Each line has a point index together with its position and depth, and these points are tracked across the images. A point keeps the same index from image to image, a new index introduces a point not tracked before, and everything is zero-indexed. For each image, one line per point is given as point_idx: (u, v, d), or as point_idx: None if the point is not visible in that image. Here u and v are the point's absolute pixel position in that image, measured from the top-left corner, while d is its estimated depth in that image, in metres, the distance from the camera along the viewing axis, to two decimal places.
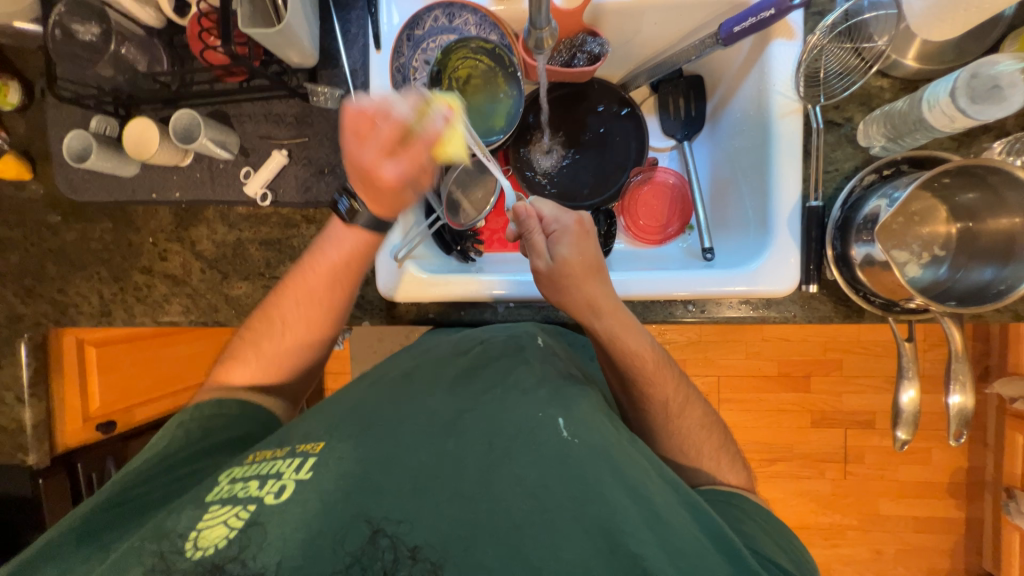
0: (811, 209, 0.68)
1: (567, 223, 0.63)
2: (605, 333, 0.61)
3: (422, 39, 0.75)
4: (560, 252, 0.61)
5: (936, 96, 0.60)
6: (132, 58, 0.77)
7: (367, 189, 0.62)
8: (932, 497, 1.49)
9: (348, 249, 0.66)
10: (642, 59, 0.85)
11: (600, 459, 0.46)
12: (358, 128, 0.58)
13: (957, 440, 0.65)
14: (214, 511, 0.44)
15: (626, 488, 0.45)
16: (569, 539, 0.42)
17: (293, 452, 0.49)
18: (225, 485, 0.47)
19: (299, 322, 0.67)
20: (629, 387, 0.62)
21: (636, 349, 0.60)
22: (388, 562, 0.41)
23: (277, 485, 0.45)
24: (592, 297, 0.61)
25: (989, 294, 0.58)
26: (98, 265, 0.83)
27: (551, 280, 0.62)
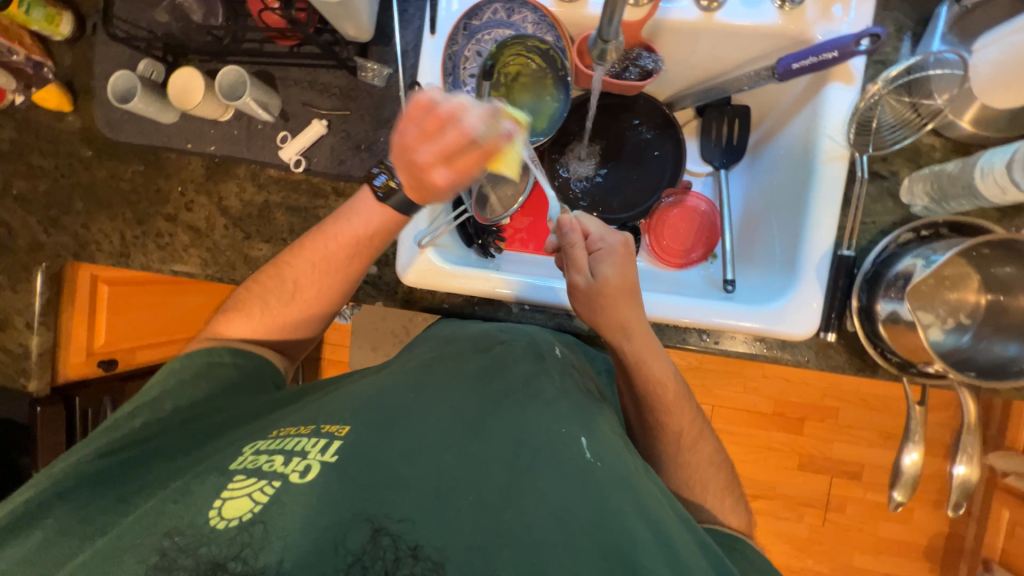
0: (842, 258, 0.67)
1: (613, 242, 0.62)
2: (632, 355, 0.62)
3: (478, 30, 0.75)
4: (602, 272, 0.61)
5: (992, 164, 0.59)
6: (189, 7, 0.79)
7: (410, 177, 0.60)
8: (907, 557, 1.48)
9: (373, 218, 0.66)
10: (692, 80, 0.84)
11: (621, 485, 0.46)
12: (424, 123, 0.56)
13: (955, 510, 0.65)
14: (240, 481, 0.45)
15: (645, 519, 0.44)
16: (585, 563, 0.41)
17: (319, 432, 0.49)
18: (250, 456, 0.48)
19: (309, 282, 0.68)
20: (645, 414, 0.64)
21: (659, 374, 0.63)
22: (388, 561, 0.40)
23: (301, 464, 0.46)
24: (625, 320, 0.61)
25: (1009, 372, 0.59)
26: (124, 206, 0.83)
27: (587, 297, 0.62)
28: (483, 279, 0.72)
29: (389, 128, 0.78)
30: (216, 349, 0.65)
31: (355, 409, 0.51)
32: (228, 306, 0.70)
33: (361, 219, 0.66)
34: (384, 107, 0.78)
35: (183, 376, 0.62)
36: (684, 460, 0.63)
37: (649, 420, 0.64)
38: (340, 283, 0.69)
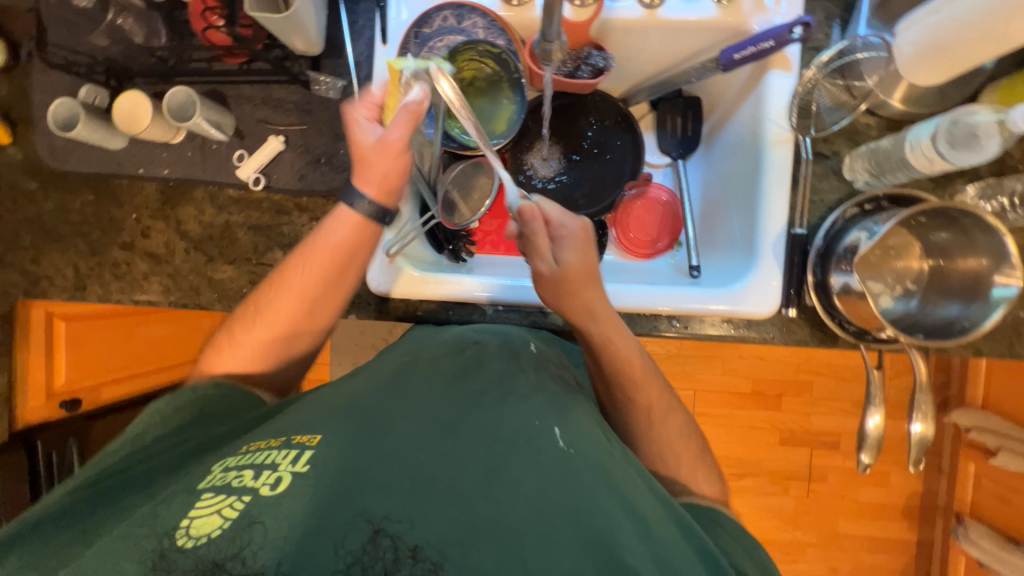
0: (795, 236, 0.71)
1: (573, 228, 0.63)
2: (599, 337, 0.63)
3: (430, 37, 0.75)
4: (564, 258, 0.62)
5: (919, 138, 0.63)
6: (129, 29, 0.76)
7: (371, 172, 0.65)
8: (887, 518, 1.55)
9: (347, 235, 0.67)
10: (644, 76, 0.87)
11: (595, 468, 0.47)
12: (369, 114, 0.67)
13: (916, 467, 0.68)
14: (209, 498, 0.44)
15: (622, 503, 0.45)
16: (564, 547, 0.42)
17: (289, 443, 0.48)
18: (219, 473, 0.46)
19: (296, 305, 0.67)
20: (615, 391, 0.66)
21: (625, 354, 0.64)
22: (388, 562, 0.40)
23: (272, 477, 0.45)
24: (590, 303, 0.63)
25: (954, 330, 0.62)
26: (76, 238, 0.80)
27: (551, 284, 0.63)
28: (456, 286, 0.72)
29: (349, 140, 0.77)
30: (199, 386, 0.63)
31: (328, 418, 0.51)
32: (216, 343, 0.69)
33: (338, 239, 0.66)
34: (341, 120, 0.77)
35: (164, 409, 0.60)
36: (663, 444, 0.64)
37: (619, 399, 0.66)
38: (326, 306, 0.69)
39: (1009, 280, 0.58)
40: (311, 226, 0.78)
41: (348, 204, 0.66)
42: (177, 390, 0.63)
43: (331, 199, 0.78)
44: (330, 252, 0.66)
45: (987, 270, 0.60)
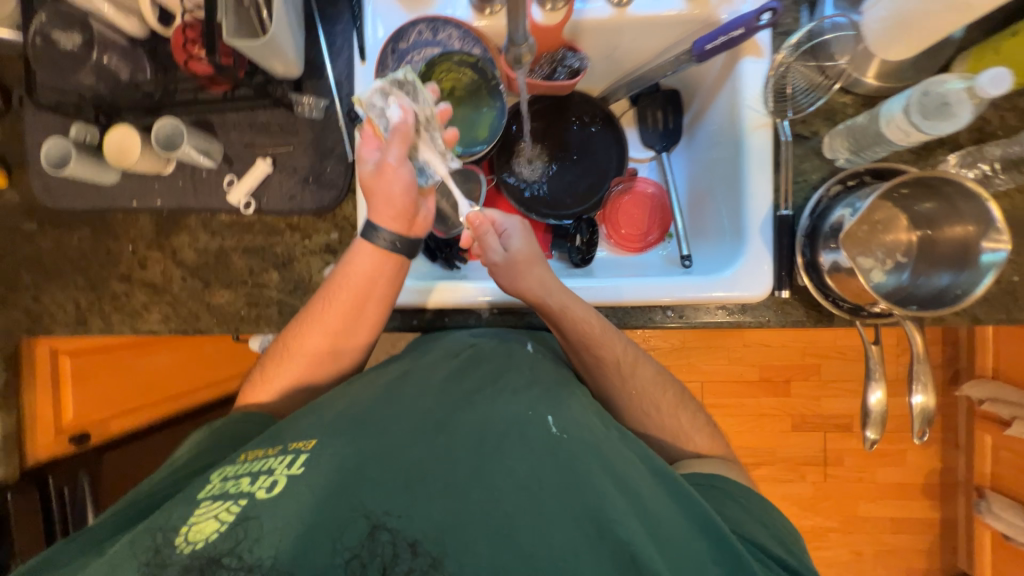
0: (782, 218, 0.71)
1: (515, 223, 0.70)
2: (556, 305, 0.64)
3: (406, 51, 0.77)
4: (512, 245, 0.67)
5: (891, 112, 0.63)
6: (114, 67, 0.76)
7: (381, 203, 0.66)
8: (909, 498, 1.53)
9: (367, 267, 0.66)
10: (621, 73, 0.88)
11: (590, 451, 0.48)
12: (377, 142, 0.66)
13: (921, 439, 0.68)
14: (206, 506, 0.44)
15: (615, 480, 0.47)
16: (558, 524, 0.44)
17: (287, 449, 0.48)
18: (218, 481, 0.47)
19: (322, 342, 0.67)
20: (583, 350, 0.65)
21: (583, 315, 0.64)
22: (388, 556, 0.42)
23: (268, 480, 0.45)
24: (542, 277, 0.65)
25: (946, 299, 0.62)
26: (74, 273, 0.82)
27: (507, 269, 0.65)
28: (461, 291, 0.72)
29: (334, 158, 0.79)
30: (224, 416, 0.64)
31: (327, 424, 0.50)
32: (254, 375, 0.70)
33: (357, 259, 0.66)
34: (327, 138, 0.79)
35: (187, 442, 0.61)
36: (665, 431, 0.65)
37: (589, 358, 0.65)
38: (354, 338, 0.69)
39: (997, 245, 0.58)
40: (304, 244, 0.80)
41: (365, 235, 0.67)
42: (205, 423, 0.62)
43: (322, 217, 0.80)
44: (354, 282, 0.66)
45: (974, 237, 0.60)
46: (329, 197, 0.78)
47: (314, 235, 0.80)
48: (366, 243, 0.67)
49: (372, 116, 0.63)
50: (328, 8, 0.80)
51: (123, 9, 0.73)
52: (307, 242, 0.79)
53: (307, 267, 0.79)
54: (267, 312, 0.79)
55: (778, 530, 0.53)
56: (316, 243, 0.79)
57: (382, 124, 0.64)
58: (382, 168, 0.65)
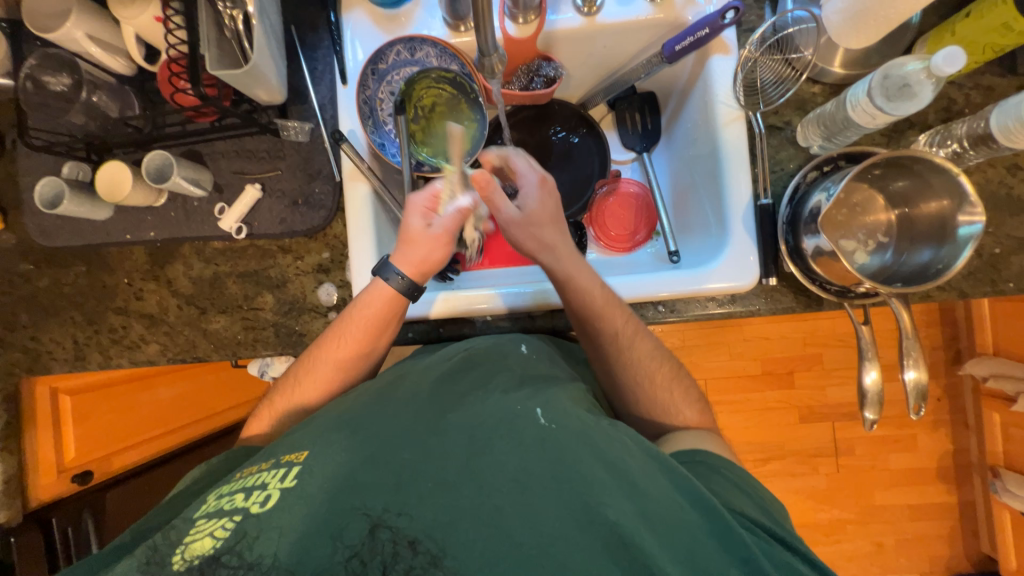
0: (762, 207, 0.72)
1: (533, 179, 0.70)
2: (562, 272, 0.66)
3: (387, 72, 0.81)
4: (525, 205, 0.69)
5: (857, 96, 0.65)
6: (104, 105, 0.79)
7: (416, 260, 0.67)
8: (924, 483, 1.51)
9: (375, 299, 0.67)
10: (597, 78, 0.90)
11: (578, 437, 0.48)
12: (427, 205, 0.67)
13: (919, 415, 0.68)
14: (201, 524, 0.45)
15: (603, 463, 0.46)
16: (549, 510, 0.44)
17: (279, 463, 0.50)
18: (213, 501, 0.48)
19: (332, 374, 0.68)
20: (582, 321, 0.66)
21: (587, 285, 0.65)
22: (388, 554, 0.42)
23: (262, 495, 0.46)
24: (551, 242, 0.67)
25: (929, 274, 0.63)
26: (71, 309, 0.83)
27: (518, 227, 0.68)
28: (458, 298, 0.74)
29: (322, 179, 0.80)
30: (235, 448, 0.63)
31: (316, 435, 0.52)
32: (261, 409, 0.70)
33: (368, 299, 0.67)
34: (314, 160, 0.81)
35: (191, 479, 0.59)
36: (665, 424, 0.65)
37: (588, 329, 0.66)
38: (361, 368, 0.69)
39: (973, 217, 0.59)
40: (296, 265, 0.81)
41: (378, 273, 0.67)
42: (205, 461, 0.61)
43: (313, 237, 0.81)
44: (366, 315, 0.67)
45: (951, 211, 0.61)
46: (318, 217, 0.80)
47: (306, 255, 0.81)
48: (380, 282, 0.67)
49: (443, 193, 0.68)
50: (309, 36, 0.83)
51: (110, 49, 0.76)
52: (299, 263, 0.80)
53: (301, 287, 0.80)
54: (263, 334, 0.80)
55: (759, 498, 0.52)
56: (308, 264, 0.81)
57: (448, 203, 0.68)
58: (438, 240, 0.67)
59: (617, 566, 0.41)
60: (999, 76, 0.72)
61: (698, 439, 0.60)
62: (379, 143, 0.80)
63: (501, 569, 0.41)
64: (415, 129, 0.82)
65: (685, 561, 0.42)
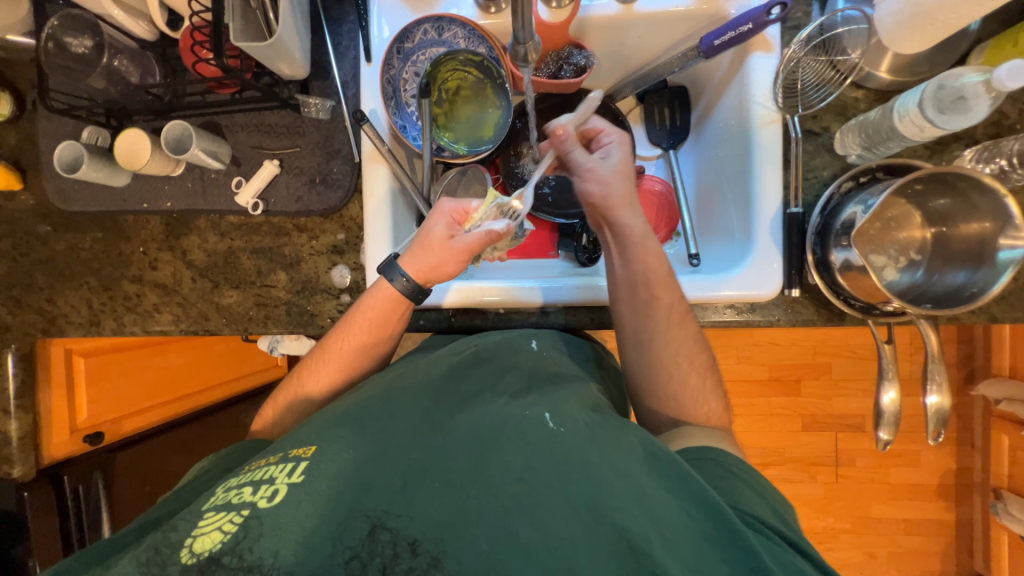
0: (793, 215, 0.69)
1: (618, 137, 0.69)
2: (639, 228, 0.65)
3: (412, 52, 0.78)
4: (610, 159, 0.67)
5: (906, 106, 0.62)
6: (124, 70, 0.77)
7: (424, 266, 0.65)
8: (924, 499, 1.50)
9: (378, 295, 0.66)
10: (628, 70, 0.87)
11: (587, 442, 0.48)
12: (454, 220, 0.66)
13: (936, 440, 0.67)
14: (210, 517, 0.45)
15: (610, 466, 0.46)
16: (555, 515, 0.43)
17: (287, 457, 0.50)
18: (221, 493, 0.48)
19: (337, 366, 0.67)
20: (639, 287, 0.65)
21: (655, 251, 0.65)
22: (388, 556, 0.42)
23: (269, 489, 0.46)
24: (633, 195, 0.66)
25: (963, 297, 0.61)
26: (87, 275, 0.83)
27: (598, 179, 0.66)
28: (470, 292, 0.73)
29: (341, 159, 0.79)
30: (244, 441, 0.64)
31: (323, 429, 0.52)
32: (272, 397, 0.70)
33: (374, 295, 0.66)
34: (333, 139, 0.79)
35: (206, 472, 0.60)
36: None
37: (642, 296, 0.65)
38: (366, 360, 0.69)
39: (1015, 242, 0.57)
40: (311, 245, 0.80)
41: (385, 272, 0.66)
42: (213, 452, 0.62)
43: (329, 217, 0.80)
44: (369, 314, 0.66)
45: (992, 233, 0.59)
46: (336, 197, 0.79)
47: (321, 236, 0.80)
48: (384, 282, 0.66)
49: (474, 212, 0.67)
50: (334, 9, 0.80)
51: (133, 13, 0.74)
52: (314, 243, 0.80)
53: (314, 268, 0.80)
54: (275, 312, 0.80)
55: (770, 498, 0.51)
56: (323, 244, 0.80)
57: (477, 223, 0.67)
58: (451, 253, 0.65)
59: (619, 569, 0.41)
60: None
61: (709, 437, 0.58)
62: (400, 125, 0.79)
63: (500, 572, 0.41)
64: (438, 112, 0.80)
65: (693, 569, 0.41)
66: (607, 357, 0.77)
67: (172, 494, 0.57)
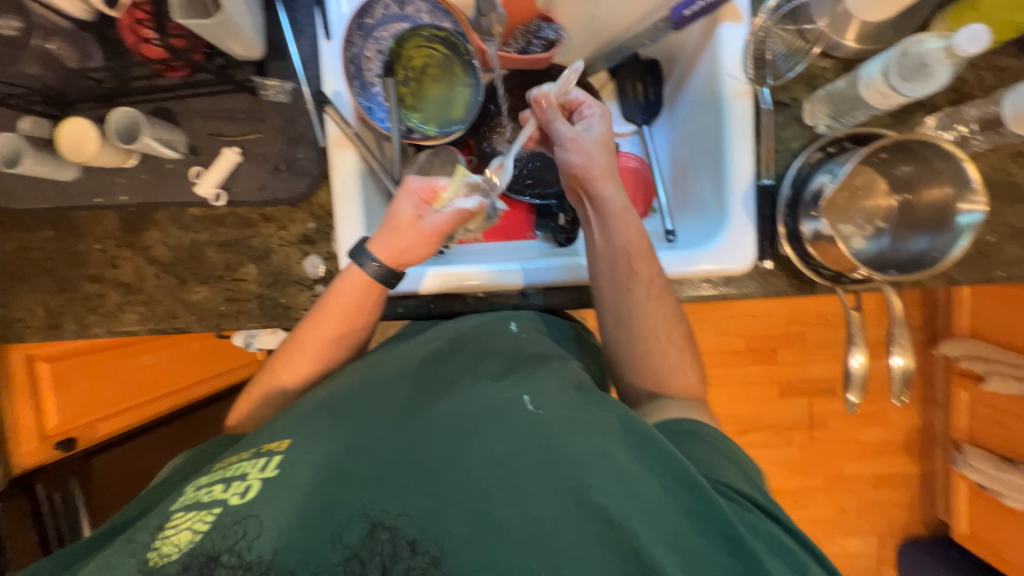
0: (764, 187, 0.71)
1: (599, 109, 0.68)
2: (621, 201, 0.65)
3: (374, 28, 0.75)
4: (592, 129, 0.66)
5: (871, 75, 0.63)
6: (63, 55, 0.73)
7: (395, 248, 0.64)
8: (891, 455, 1.59)
9: (349, 283, 0.65)
10: (599, 45, 0.86)
11: (566, 423, 0.49)
12: (423, 200, 0.65)
13: (901, 400, 0.70)
14: (180, 517, 0.44)
15: (591, 447, 0.47)
16: (535, 497, 0.44)
17: (259, 452, 0.49)
18: (191, 493, 0.47)
19: (312, 358, 0.66)
20: (620, 261, 0.65)
21: (636, 224, 0.65)
22: (387, 555, 0.42)
23: (242, 486, 0.45)
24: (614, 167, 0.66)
25: (925, 262, 0.63)
26: (41, 276, 0.79)
27: (580, 148, 0.65)
28: (448, 276, 0.72)
29: (305, 144, 0.76)
30: (216, 439, 0.62)
31: (298, 423, 0.51)
32: (246, 394, 0.68)
33: (345, 285, 0.65)
34: (295, 123, 0.76)
35: (177, 473, 0.58)
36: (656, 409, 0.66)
37: (623, 270, 0.64)
38: (341, 350, 0.68)
39: (974, 205, 0.59)
40: (280, 235, 0.77)
41: (356, 259, 0.64)
42: (189, 449, 0.61)
43: (297, 206, 0.77)
44: (341, 303, 0.64)
45: (952, 199, 0.61)
46: (303, 185, 0.76)
47: (290, 225, 0.77)
48: (355, 268, 0.64)
49: (444, 191, 0.66)
50: None
51: None
52: (283, 233, 0.77)
53: (285, 259, 0.77)
54: (247, 306, 0.78)
55: (743, 468, 0.53)
56: (292, 234, 0.77)
57: (448, 202, 0.66)
58: (425, 233, 0.64)
59: (603, 549, 0.42)
60: (1014, 57, 0.70)
61: (686, 409, 0.60)
62: (366, 108, 0.75)
63: (484, 556, 0.42)
64: (405, 92, 0.78)
65: (672, 543, 0.43)
66: (587, 336, 0.77)
67: (141, 499, 0.55)
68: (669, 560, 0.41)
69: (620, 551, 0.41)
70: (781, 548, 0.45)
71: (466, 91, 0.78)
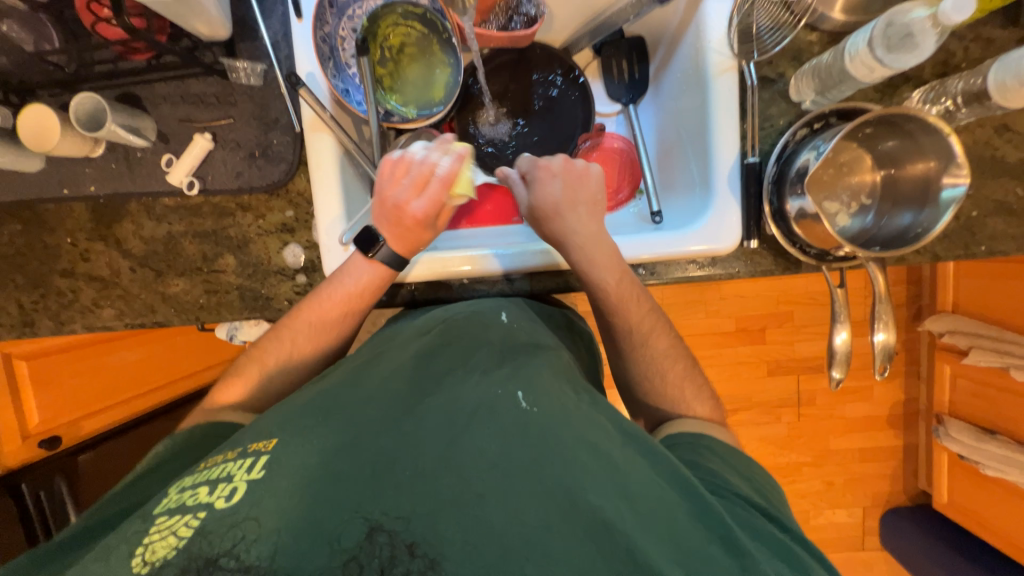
0: (748, 166, 0.69)
1: (543, 171, 0.70)
2: (578, 263, 0.67)
3: (347, 6, 0.73)
4: (541, 193, 0.69)
5: (856, 45, 0.62)
6: (19, 38, 0.70)
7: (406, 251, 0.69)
8: (875, 429, 1.62)
9: (357, 270, 0.67)
10: (583, 20, 0.84)
11: (559, 424, 0.48)
12: (436, 210, 0.67)
13: (883, 375, 0.71)
14: (162, 521, 0.43)
15: (585, 447, 0.47)
16: (530, 500, 0.43)
17: (245, 453, 0.48)
18: (174, 495, 0.46)
19: (307, 339, 0.67)
20: (602, 305, 0.67)
21: (600, 277, 0.66)
22: (385, 559, 0.40)
23: (228, 489, 0.45)
24: (567, 228, 0.67)
25: (908, 237, 0.62)
26: (11, 272, 0.76)
27: (533, 218, 0.69)
28: (437, 259, 0.70)
29: (280, 129, 0.74)
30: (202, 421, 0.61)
31: (283, 422, 0.51)
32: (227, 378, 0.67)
33: (352, 275, 0.67)
34: (269, 107, 0.73)
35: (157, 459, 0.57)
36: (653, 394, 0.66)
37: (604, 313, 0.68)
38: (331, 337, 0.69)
39: (957, 179, 0.58)
40: (258, 225, 0.75)
41: (362, 248, 0.66)
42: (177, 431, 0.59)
43: (275, 194, 0.75)
44: (342, 290, 0.67)
45: (936, 173, 0.61)
46: (278, 171, 0.74)
47: (268, 214, 0.75)
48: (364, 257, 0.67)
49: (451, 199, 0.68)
50: None
51: None
52: (261, 222, 0.75)
53: (264, 249, 0.75)
54: (227, 299, 0.76)
55: (754, 479, 0.54)
56: (271, 223, 0.75)
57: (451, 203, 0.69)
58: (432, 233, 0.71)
59: (599, 551, 0.41)
60: (1000, 27, 0.69)
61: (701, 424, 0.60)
62: (342, 90, 0.73)
63: (481, 562, 0.40)
64: (382, 74, 0.75)
65: (668, 544, 0.42)
66: (577, 321, 0.78)
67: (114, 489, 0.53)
68: (665, 562, 0.41)
69: (614, 553, 0.41)
70: (780, 547, 0.46)
71: (444, 70, 0.76)
